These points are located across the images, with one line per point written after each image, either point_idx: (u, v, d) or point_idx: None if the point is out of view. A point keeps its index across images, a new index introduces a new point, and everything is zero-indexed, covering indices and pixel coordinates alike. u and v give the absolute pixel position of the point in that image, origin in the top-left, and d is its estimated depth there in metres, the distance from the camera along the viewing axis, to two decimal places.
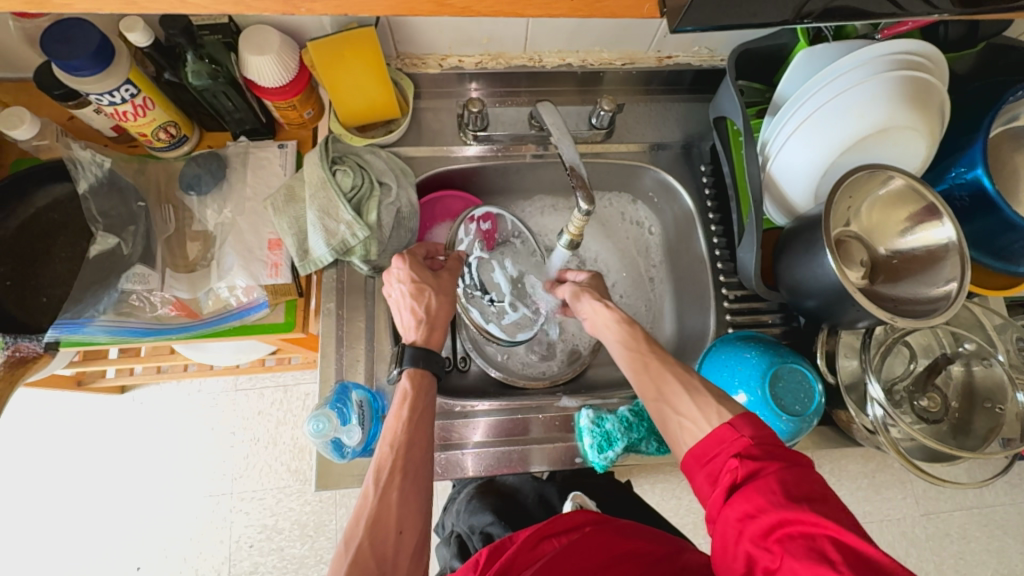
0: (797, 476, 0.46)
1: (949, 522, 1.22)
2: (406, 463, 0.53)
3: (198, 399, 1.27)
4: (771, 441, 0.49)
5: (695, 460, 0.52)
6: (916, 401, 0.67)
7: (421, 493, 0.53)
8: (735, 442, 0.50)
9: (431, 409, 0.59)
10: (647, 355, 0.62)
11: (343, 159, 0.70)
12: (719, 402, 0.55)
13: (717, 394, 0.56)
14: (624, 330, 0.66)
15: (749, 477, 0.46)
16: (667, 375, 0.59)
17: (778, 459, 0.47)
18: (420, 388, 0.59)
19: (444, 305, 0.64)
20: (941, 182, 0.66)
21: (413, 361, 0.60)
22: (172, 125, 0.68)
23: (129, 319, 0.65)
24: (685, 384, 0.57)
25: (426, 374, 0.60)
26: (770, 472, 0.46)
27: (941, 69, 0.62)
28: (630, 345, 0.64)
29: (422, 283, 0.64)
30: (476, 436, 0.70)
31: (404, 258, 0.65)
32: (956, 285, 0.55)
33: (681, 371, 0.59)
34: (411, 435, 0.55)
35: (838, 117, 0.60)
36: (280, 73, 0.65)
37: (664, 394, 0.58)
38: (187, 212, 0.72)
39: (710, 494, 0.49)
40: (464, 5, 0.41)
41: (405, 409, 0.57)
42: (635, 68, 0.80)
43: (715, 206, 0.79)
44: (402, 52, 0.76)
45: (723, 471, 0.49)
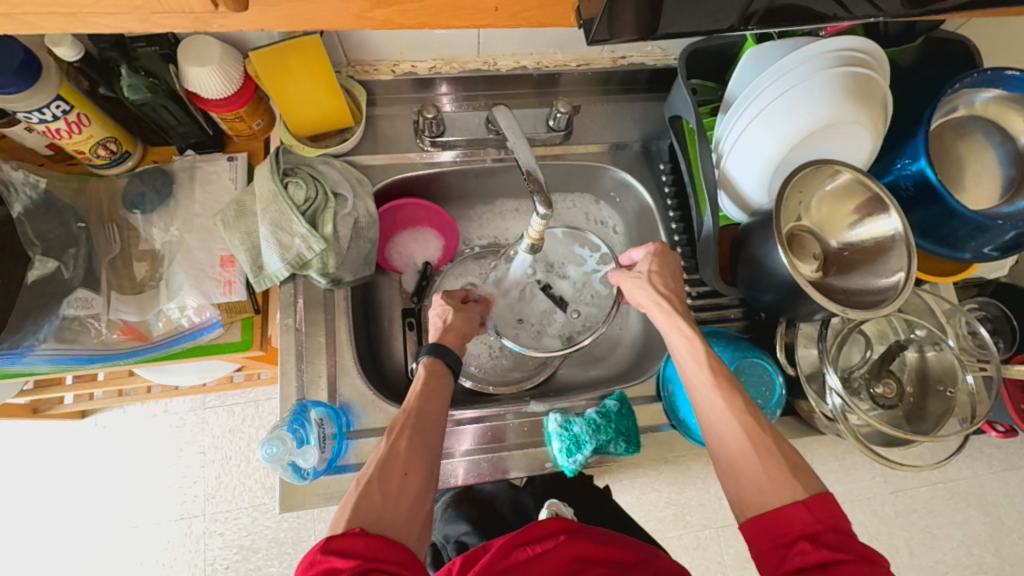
0: (871, 573, 0.43)
1: (916, 498, 1.26)
2: (416, 421, 0.55)
3: (163, 420, 1.23)
4: (843, 528, 0.47)
5: (757, 533, 0.49)
6: (873, 388, 0.68)
7: (429, 448, 0.54)
8: (806, 525, 0.47)
9: (445, 389, 0.60)
10: (711, 391, 0.58)
11: (295, 171, 0.68)
12: (790, 472, 0.51)
13: (789, 459, 0.52)
14: (686, 346, 0.61)
15: (821, 565, 0.44)
16: (735, 420, 0.55)
17: (851, 550, 0.45)
18: (432, 371, 0.61)
19: (463, 322, 0.68)
20: (888, 174, 0.67)
21: (433, 351, 0.62)
22: (112, 141, 0.65)
23: (73, 346, 0.62)
24: (753, 440, 0.53)
25: (441, 361, 0.62)
26: (843, 561, 0.44)
27: (882, 64, 0.63)
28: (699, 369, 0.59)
29: (446, 302, 0.69)
30: (466, 445, 0.69)
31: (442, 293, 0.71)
32: (903, 275, 0.56)
33: (750, 417, 0.55)
34: (424, 402, 0.57)
35: (786, 113, 0.61)
36: (223, 84, 0.63)
37: (726, 438, 0.55)
38: (132, 232, 0.69)
39: (770, 569, 0.47)
40: (386, 17, 0.40)
41: (417, 383, 0.59)
42: (591, 69, 0.80)
43: (676, 203, 0.80)
44: (352, 58, 0.74)
45: (790, 554, 0.46)
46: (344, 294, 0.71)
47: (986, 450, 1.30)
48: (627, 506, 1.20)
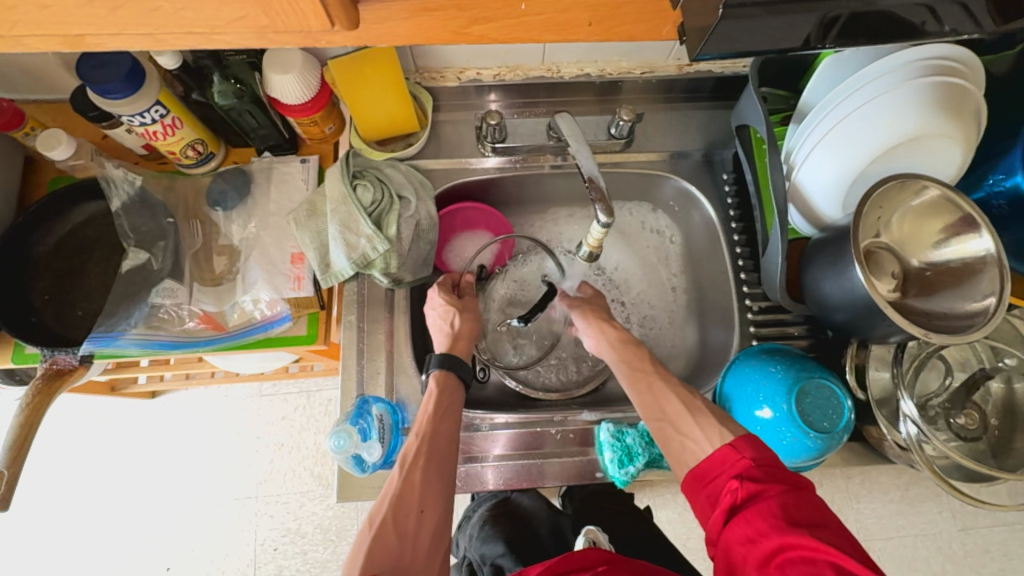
0: (797, 498, 0.46)
1: (989, 538, 1.17)
2: (430, 449, 0.55)
3: (225, 404, 1.30)
4: (770, 461, 0.49)
5: (696, 480, 0.52)
6: (953, 418, 0.64)
7: (445, 479, 0.54)
8: (736, 464, 0.50)
9: (457, 407, 0.60)
10: (651, 375, 0.62)
11: (363, 173, 0.71)
12: (720, 423, 0.55)
13: (719, 416, 0.57)
14: (627, 348, 0.67)
15: (752, 500, 0.46)
16: (670, 395, 0.60)
17: (777, 481, 0.47)
18: (445, 387, 0.61)
19: (468, 323, 0.68)
20: (979, 191, 0.64)
21: (441, 363, 0.63)
22: (199, 142, 0.70)
23: (158, 332, 0.66)
24: (686, 404, 0.58)
25: (451, 375, 0.62)
26: (771, 494, 0.46)
27: (977, 75, 0.59)
28: (633, 364, 0.64)
29: (451, 304, 0.69)
30: (497, 449, 0.70)
31: (439, 288, 0.71)
32: (995, 299, 0.52)
33: (685, 393, 0.60)
34: (437, 424, 0.57)
35: (866, 125, 0.58)
36: (303, 90, 0.66)
37: (666, 414, 0.58)
38: (214, 227, 0.74)
39: (710, 516, 0.49)
40: (481, 33, 0.41)
41: (430, 402, 0.59)
42: (655, 76, 0.79)
43: (739, 215, 0.78)
44: (421, 66, 0.77)
45: (724, 492, 0.49)
46: (403, 294, 0.74)
47: None
48: (668, 521, 1.17)
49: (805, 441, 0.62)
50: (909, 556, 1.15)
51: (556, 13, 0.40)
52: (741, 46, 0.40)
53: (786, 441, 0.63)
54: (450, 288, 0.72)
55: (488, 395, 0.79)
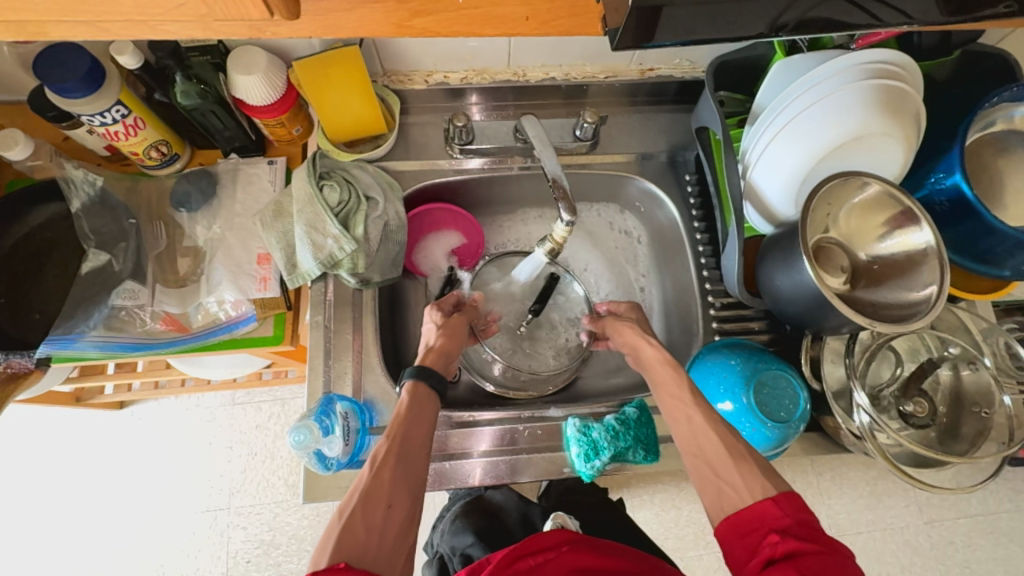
0: (836, 562, 0.45)
1: (953, 529, 1.20)
2: (402, 450, 0.55)
3: (195, 413, 1.27)
4: (809, 522, 0.49)
5: (731, 529, 0.51)
6: (903, 406, 0.67)
7: (412, 482, 0.54)
8: (777, 520, 0.49)
9: (429, 414, 0.60)
10: (691, 407, 0.61)
11: (330, 174, 0.72)
12: (763, 473, 0.53)
13: (761, 464, 0.54)
14: (667, 372, 0.65)
15: (788, 555, 0.46)
16: (711, 434, 0.58)
17: (818, 542, 0.47)
18: (417, 397, 0.60)
19: (450, 342, 0.68)
20: (922, 188, 0.66)
21: (416, 375, 0.62)
22: (163, 143, 0.70)
23: (120, 333, 0.65)
24: (727, 446, 0.56)
25: (424, 385, 0.62)
26: (810, 553, 0.45)
27: (915, 77, 0.63)
28: (673, 391, 0.63)
29: (437, 322, 0.71)
30: (482, 446, 0.70)
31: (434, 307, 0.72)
32: (935, 288, 0.55)
33: (727, 436, 0.57)
34: (410, 426, 0.57)
35: (814, 125, 0.61)
36: (269, 92, 0.66)
37: (704, 450, 0.57)
38: (178, 229, 0.73)
39: (743, 566, 0.48)
40: (424, 26, 0.40)
41: (400, 408, 0.59)
42: (618, 80, 0.81)
43: (701, 214, 0.80)
44: (388, 69, 0.78)
45: (762, 546, 0.48)
46: (372, 294, 0.74)
47: None
48: (646, 522, 1.18)
49: (764, 431, 0.64)
50: (879, 549, 1.18)
51: (490, 7, 0.40)
52: (673, 37, 0.39)
53: (745, 432, 0.65)
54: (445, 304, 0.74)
55: (461, 397, 0.79)
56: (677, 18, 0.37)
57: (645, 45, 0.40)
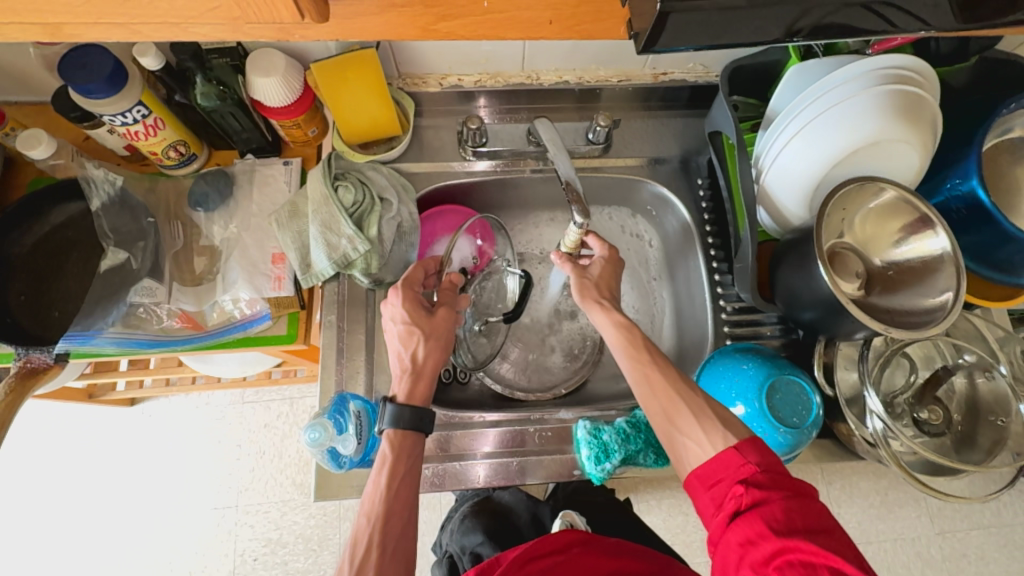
0: (801, 506, 0.46)
1: (965, 541, 1.19)
2: (384, 539, 0.51)
3: (205, 411, 1.28)
4: (774, 467, 0.49)
5: (700, 481, 0.51)
6: (917, 414, 0.66)
7: (401, 566, 0.51)
8: (741, 469, 0.49)
9: (413, 473, 0.56)
10: (648, 366, 0.60)
11: (345, 175, 0.72)
12: (724, 425, 0.54)
13: (724, 418, 0.55)
14: (621, 334, 0.63)
15: (754, 505, 0.46)
16: (671, 393, 0.57)
17: (782, 487, 0.47)
18: (400, 451, 0.56)
19: (433, 354, 0.62)
20: (938, 195, 0.66)
21: (394, 421, 0.57)
22: (182, 144, 0.71)
23: (137, 331, 0.66)
24: (689, 405, 0.56)
25: (407, 437, 0.57)
26: (775, 501, 0.46)
27: (932, 84, 0.63)
28: (630, 353, 0.61)
29: (415, 326, 0.62)
30: (486, 447, 0.70)
31: (403, 298, 0.64)
32: (952, 294, 0.55)
33: (686, 393, 0.57)
34: (391, 504, 0.53)
35: (829, 130, 0.61)
36: (287, 94, 0.67)
37: (664, 409, 0.56)
38: (195, 229, 0.74)
39: (712, 517, 0.49)
40: (449, 30, 0.40)
41: (383, 475, 0.55)
42: (631, 85, 0.81)
43: (713, 218, 0.80)
44: (403, 72, 0.79)
45: (728, 497, 0.48)
46: (385, 294, 0.75)
47: None
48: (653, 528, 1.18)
49: (776, 436, 0.63)
50: (889, 560, 1.17)
51: (520, 11, 0.40)
52: (694, 41, 0.39)
53: (757, 437, 0.64)
54: (416, 295, 0.65)
55: (471, 399, 0.79)
56: (699, 22, 0.37)
57: (661, 50, 0.40)
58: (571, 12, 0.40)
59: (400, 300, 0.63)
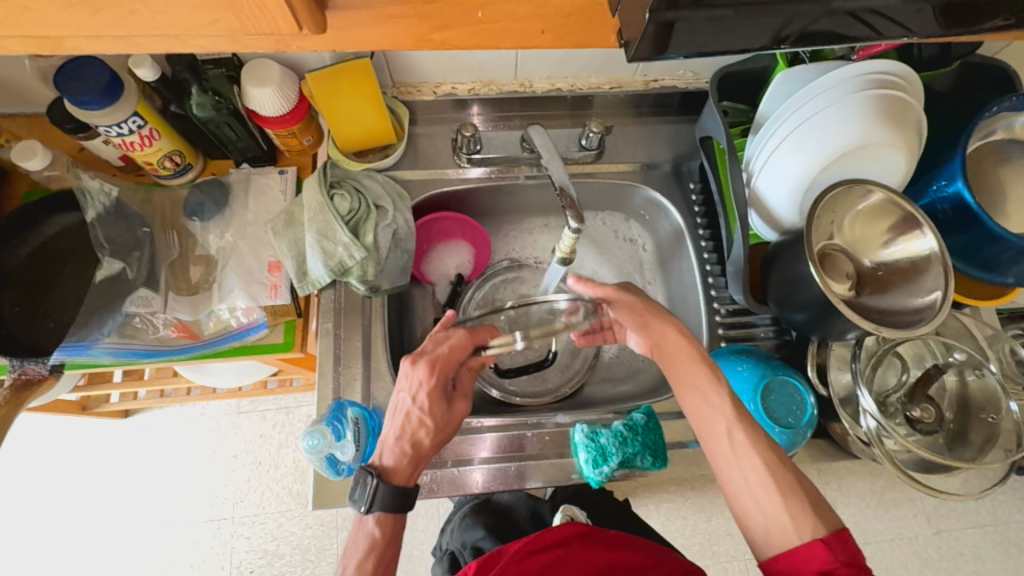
0: None
1: (962, 540, 1.19)
2: None
3: (200, 422, 1.28)
4: (857, 563, 0.48)
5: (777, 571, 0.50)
6: (910, 412, 0.67)
7: None
8: (824, 563, 0.48)
9: (393, 558, 0.57)
10: (733, 425, 0.56)
11: (341, 183, 0.73)
12: (812, 511, 0.51)
13: (813, 499, 0.52)
14: (698, 382, 0.58)
15: None
16: (756, 462, 0.54)
17: None
18: (388, 538, 0.57)
19: (436, 445, 0.62)
20: (925, 196, 0.67)
21: (382, 505, 0.57)
22: (177, 154, 0.71)
23: (133, 340, 0.66)
24: (777, 483, 0.52)
25: (395, 522, 0.58)
26: None
27: (916, 88, 0.64)
28: (710, 407, 0.57)
29: (429, 416, 0.61)
30: (483, 452, 0.70)
31: (430, 381, 0.62)
32: (941, 294, 0.56)
33: (776, 466, 0.54)
34: None
35: (817, 134, 0.62)
36: (282, 104, 0.68)
37: (747, 480, 0.54)
38: (190, 238, 0.74)
39: None
40: (444, 39, 0.41)
41: (368, 561, 0.55)
42: (623, 91, 0.82)
43: (705, 222, 0.81)
44: (397, 80, 0.79)
45: None
46: (381, 301, 0.75)
47: None
48: None
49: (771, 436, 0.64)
50: (887, 560, 1.17)
51: (509, 23, 0.41)
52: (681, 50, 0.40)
53: None
54: (445, 381, 0.63)
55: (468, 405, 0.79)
56: (687, 30, 0.38)
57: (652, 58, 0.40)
58: (561, 19, 0.41)
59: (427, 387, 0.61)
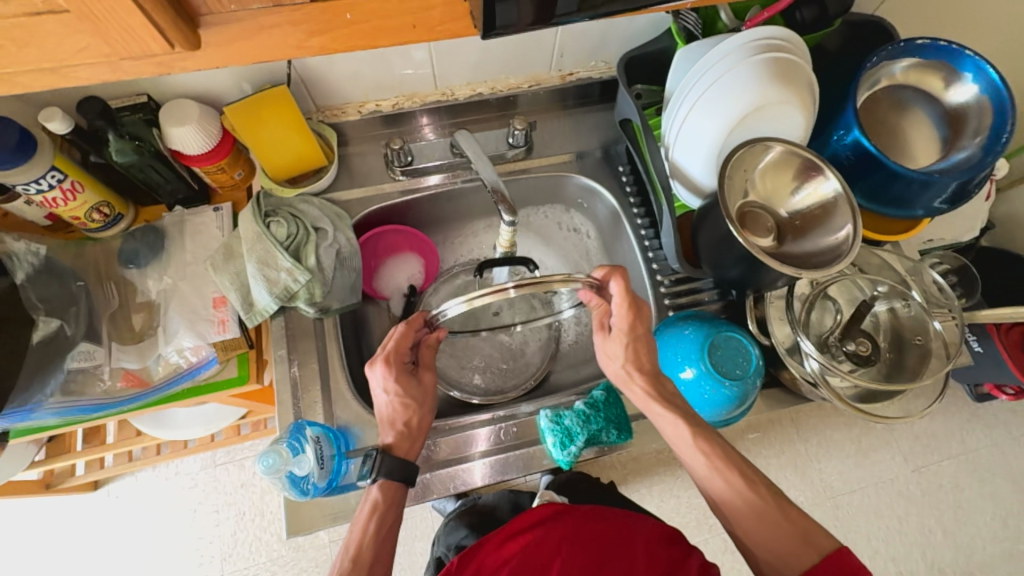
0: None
1: (941, 473, 1.24)
2: None
3: (175, 482, 1.22)
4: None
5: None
6: (847, 347, 0.70)
7: None
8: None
9: (396, 523, 0.58)
10: (708, 461, 0.60)
11: (276, 212, 0.73)
12: (796, 532, 0.53)
13: (795, 521, 0.54)
14: (672, 428, 0.62)
15: None
16: (737, 499, 0.57)
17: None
18: (391, 500, 0.59)
19: (426, 417, 0.64)
20: (830, 147, 0.72)
21: (388, 474, 0.58)
22: (105, 204, 0.70)
23: (79, 397, 0.65)
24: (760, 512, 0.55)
25: (398, 489, 0.59)
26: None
27: (802, 48, 0.69)
28: (691, 450, 0.60)
29: (408, 397, 0.63)
30: (480, 446, 0.71)
31: (390, 372, 0.63)
32: (852, 229, 0.60)
33: (753, 495, 0.57)
34: (376, 551, 0.55)
35: (718, 103, 0.66)
36: (204, 140, 0.69)
37: (736, 516, 0.57)
38: (129, 286, 0.73)
39: None
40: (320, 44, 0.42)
41: (371, 521, 0.56)
42: (542, 88, 0.85)
43: (638, 200, 0.84)
44: (320, 105, 0.80)
45: None
46: (333, 322, 0.75)
47: (1004, 418, 1.28)
48: None
49: (724, 391, 0.67)
50: (875, 505, 1.21)
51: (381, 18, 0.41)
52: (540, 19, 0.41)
53: (709, 396, 0.67)
54: (402, 357, 0.64)
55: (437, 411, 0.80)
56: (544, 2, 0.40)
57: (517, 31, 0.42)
58: (425, 12, 0.41)
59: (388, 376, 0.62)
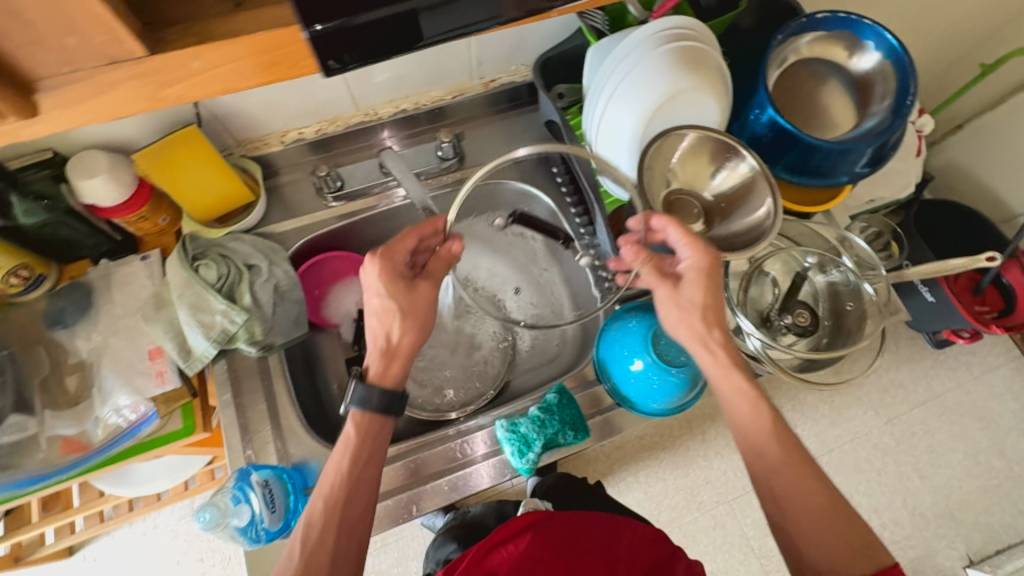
0: None
1: None
2: (341, 523, 0.54)
3: (153, 537, 1.18)
4: None
5: None
6: (785, 320, 0.72)
7: (354, 541, 0.55)
8: None
9: (376, 456, 0.58)
10: (790, 454, 0.55)
11: (204, 254, 0.71)
12: (858, 544, 0.51)
13: (859, 537, 0.51)
14: (709, 347, 0.60)
15: None
16: (801, 502, 0.53)
17: None
18: (365, 435, 0.57)
19: (410, 332, 0.61)
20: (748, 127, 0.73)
21: (360, 403, 0.58)
22: (24, 268, 0.68)
23: (15, 472, 0.63)
24: (834, 513, 0.52)
25: (374, 419, 0.58)
26: None
27: (708, 34, 0.70)
28: (757, 416, 0.57)
29: (395, 301, 0.60)
30: (480, 449, 0.72)
31: (376, 265, 0.61)
32: (773, 206, 0.62)
33: (821, 497, 0.53)
34: (350, 491, 0.55)
35: (632, 96, 0.67)
36: (118, 191, 0.66)
37: (793, 515, 0.53)
38: (60, 348, 0.70)
39: None
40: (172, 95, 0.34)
41: (345, 457, 0.56)
42: (466, 97, 0.85)
43: (575, 199, 0.84)
44: (241, 139, 0.79)
45: None
46: (278, 358, 0.74)
47: None
48: None
49: (672, 378, 0.67)
50: None
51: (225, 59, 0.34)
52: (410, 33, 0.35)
53: (658, 387, 0.68)
54: (396, 266, 0.62)
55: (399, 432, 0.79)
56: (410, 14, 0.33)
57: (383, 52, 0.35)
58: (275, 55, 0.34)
59: (373, 268, 0.61)
